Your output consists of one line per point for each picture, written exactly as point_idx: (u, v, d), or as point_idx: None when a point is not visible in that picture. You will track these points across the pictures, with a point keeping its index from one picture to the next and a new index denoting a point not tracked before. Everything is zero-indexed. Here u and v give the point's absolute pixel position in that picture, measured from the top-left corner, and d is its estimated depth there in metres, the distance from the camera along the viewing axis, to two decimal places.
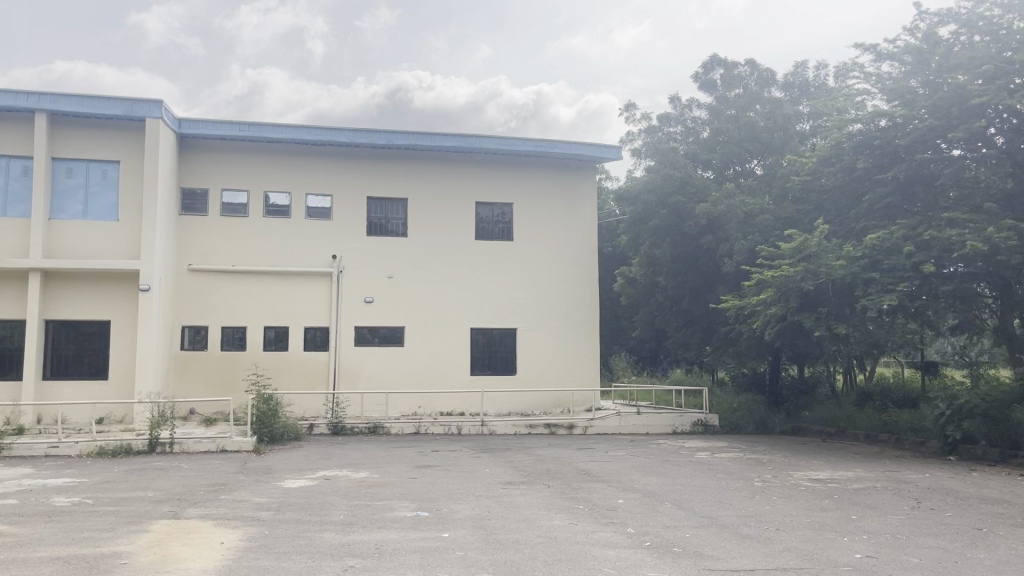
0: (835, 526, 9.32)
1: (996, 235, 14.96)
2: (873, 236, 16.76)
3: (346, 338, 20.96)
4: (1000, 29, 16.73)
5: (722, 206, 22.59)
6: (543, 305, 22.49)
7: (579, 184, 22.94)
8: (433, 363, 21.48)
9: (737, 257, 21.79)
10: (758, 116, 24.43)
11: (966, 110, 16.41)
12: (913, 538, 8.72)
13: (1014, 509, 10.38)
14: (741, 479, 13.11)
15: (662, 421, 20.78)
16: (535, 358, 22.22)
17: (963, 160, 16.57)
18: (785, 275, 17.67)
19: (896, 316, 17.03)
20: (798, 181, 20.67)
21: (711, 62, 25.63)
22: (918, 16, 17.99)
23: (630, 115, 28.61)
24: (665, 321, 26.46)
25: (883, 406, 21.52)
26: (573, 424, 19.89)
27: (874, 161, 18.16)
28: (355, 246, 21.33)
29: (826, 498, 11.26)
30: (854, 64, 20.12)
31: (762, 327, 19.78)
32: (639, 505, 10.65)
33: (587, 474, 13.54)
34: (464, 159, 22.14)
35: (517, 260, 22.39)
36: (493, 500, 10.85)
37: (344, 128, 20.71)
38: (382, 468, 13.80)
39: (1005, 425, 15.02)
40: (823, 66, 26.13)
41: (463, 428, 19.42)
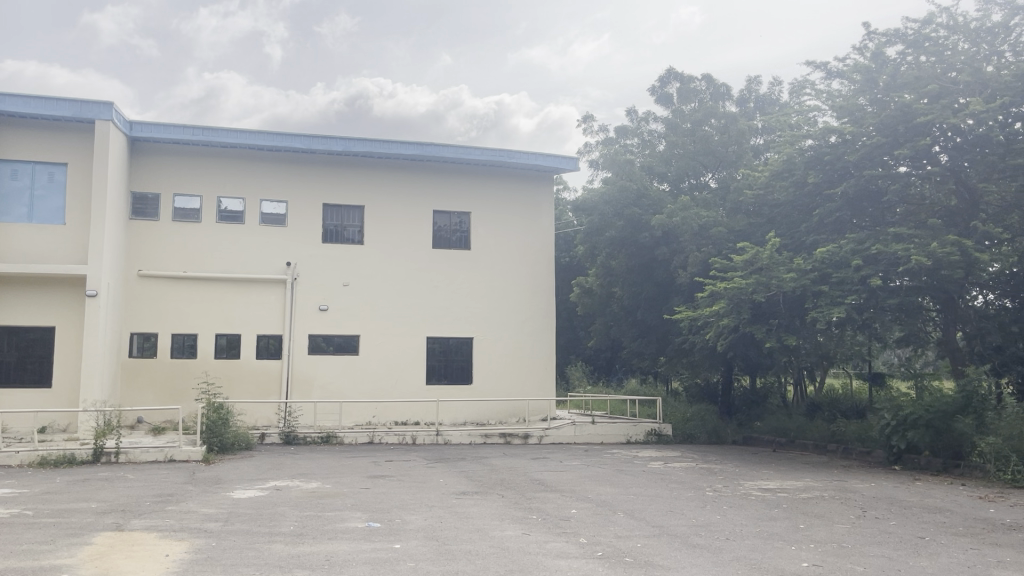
0: (783, 535, 9.46)
1: (939, 250, 15.38)
2: (823, 250, 17.16)
3: (299, 347, 20.71)
4: (946, 50, 17.26)
5: (677, 219, 22.85)
6: (499, 315, 22.49)
7: (537, 195, 23.04)
8: (389, 372, 21.35)
9: (691, 269, 22.05)
10: (714, 130, 24.83)
11: (911, 128, 16.87)
12: (858, 547, 8.89)
13: (956, 518, 10.65)
14: (693, 488, 13.24)
15: (616, 431, 20.92)
16: (490, 368, 22.20)
17: (909, 176, 17.05)
18: (738, 287, 17.90)
19: (844, 327, 17.38)
20: (751, 194, 21.03)
21: (668, 75, 26.02)
22: (867, 36, 18.47)
23: (588, 126, 28.87)
24: (619, 331, 26.59)
25: (832, 417, 21.94)
26: (528, 434, 19.91)
27: (824, 177, 18.57)
28: (309, 254, 21.10)
29: (774, 508, 11.42)
30: (806, 81, 20.54)
31: (715, 339, 20.04)
32: (591, 515, 10.70)
33: (541, 484, 13.54)
34: (421, 167, 22.08)
35: (474, 269, 22.38)
36: (446, 511, 10.80)
37: (300, 134, 20.55)
38: (334, 478, 13.66)
39: (948, 435, 15.42)
40: (776, 83, 26.66)
41: (417, 438, 19.31)
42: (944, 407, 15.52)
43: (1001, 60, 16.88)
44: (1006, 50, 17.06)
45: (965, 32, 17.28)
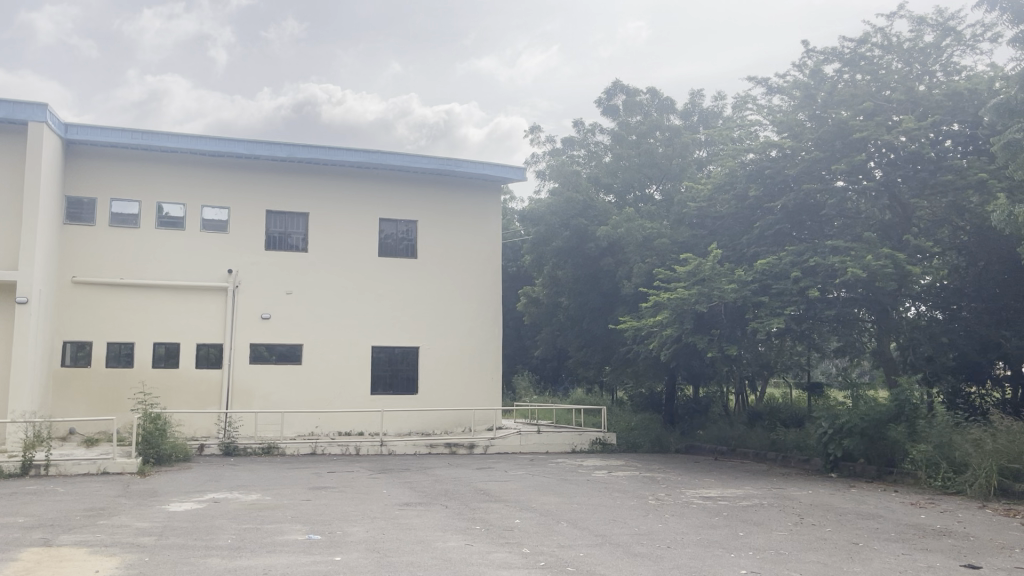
0: (722, 543, 9.60)
1: (874, 263, 15.84)
2: (763, 262, 17.53)
3: (241, 356, 20.34)
4: (880, 69, 17.79)
5: (623, 230, 23.09)
6: (445, 324, 22.41)
7: (483, 204, 23.05)
8: (332, 382, 21.09)
9: (635, 280, 22.25)
10: (658, 142, 25.19)
11: (848, 144, 17.41)
12: (795, 553, 9.06)
13: (889, 524, 10.93)
14: (636, 497, 13.33)
15: (561, 440, 21.00)
16: (436, 378, 22.09)
17: (845, 191, 17.51)
18: (681, 297, 18.11)
19: (784, 337, 17.78)
20: (694, 207, 21.35)
21: (614, 88, 26.32)
22: (806, 54, 18.95)
23: (535, 137, 29.08)
24: (565, 340, 26.67)
25: (772, 426, 22.38)
26: (473, 443, 19.85)
27: (764, 190, 18.97)
28: (252, 261, 20.75)
29: (715, 516, 11.57)
30: (749, 96, 20.96)
31: (659, 348, 20.27)
32: (535, 524, 10.70)
33: (485, 494, 13.49)
34: (367, 175, 21.91)
35: (420, 278, 22.26)
36: (388, 522, 10.69)
37: (243, 140, 20.20)
38: (274, 490, 13.41)
39: (882, 443, 15.86)
40: (719, 98, 27.14)
41: (361, 448, 19.10)
42: (878, 415, 15.96)
43: (932, 80, 17.57)
44: (937, 70, 17.71)
45: (899, 52, 17.86)
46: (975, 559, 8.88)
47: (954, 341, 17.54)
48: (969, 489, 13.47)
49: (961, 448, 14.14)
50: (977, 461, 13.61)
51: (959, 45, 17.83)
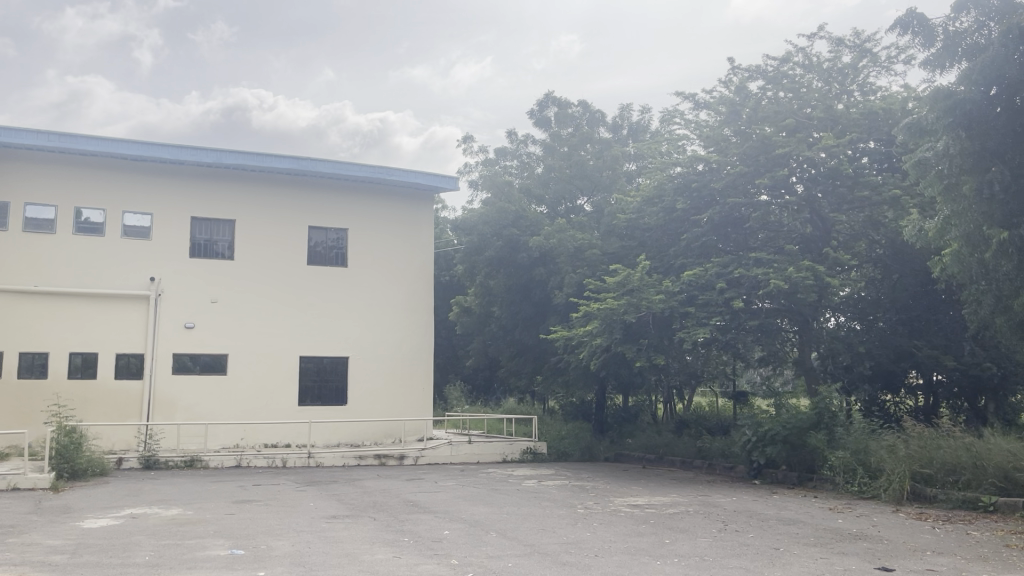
0: (649, 550, 9.73)
1: (794, 275, 16.35)
2: (690, 273, 17.89)
3: (163, 367, 19.75)
4: (802, 87, 18.37)
5: (554, 240, 23.24)
6: (377, 334, 22.21)
7: (416, 214, 22.94)
8: (258, 393, 20.66)
9: (566, 289, 22.40)
10: (589, 155, 25.54)
11: (771, 160, 17.93)
12: (718, 559, 9.23)
13: (809, 529, 11.24)
14: (565, 506, 13.43)
15: (491, 450, 21.01)
16: (366, 389, 21.84)
17: (768, 206, 18.03)
18: (611, 307, 18.34)
19: (710, 346, 18.16)
20: (623, 218, 21.66)
21: (546, 99, 26.62)
22: (732, 71, 19.44)
23: (468, 147, 29.14)
24: (497, 350, 26.69)
25: (698, 434, 22.84)
26: (404, 454, 19.68)
27: (691, 203, 19.37)
28: (175, 269, 20.19)
29: (642, 523, 11.73)
30: (676, 111, 21.42)
31: (589, 358, 20.45)
32: (464, 535, 10.68)
33: (414, 506, 13.38)
34: (297, 182, 21.58)
35: (350, 287, 22.01)
36: (314, 536, 10.50)
37: (168, 144, 19.68)
38: (196, 505, 13.04)
39: (803, 450, 16.36)
40: (647, 111, 27.67)
41: (288, 461, 18.74)
42: (798, 423, 16.42)
43: (851, 98, 18.32)
44: (854, 90, 18.52)
45: (819, 71, 18.53)
46: (889, 562, 9.19)
47: (871, 351, 18.19)
48: (884, 493, 13.96)
49: (876, 454, 14.66)
50: (891, 466, 14.11)
51: (875, 66, 18.63)
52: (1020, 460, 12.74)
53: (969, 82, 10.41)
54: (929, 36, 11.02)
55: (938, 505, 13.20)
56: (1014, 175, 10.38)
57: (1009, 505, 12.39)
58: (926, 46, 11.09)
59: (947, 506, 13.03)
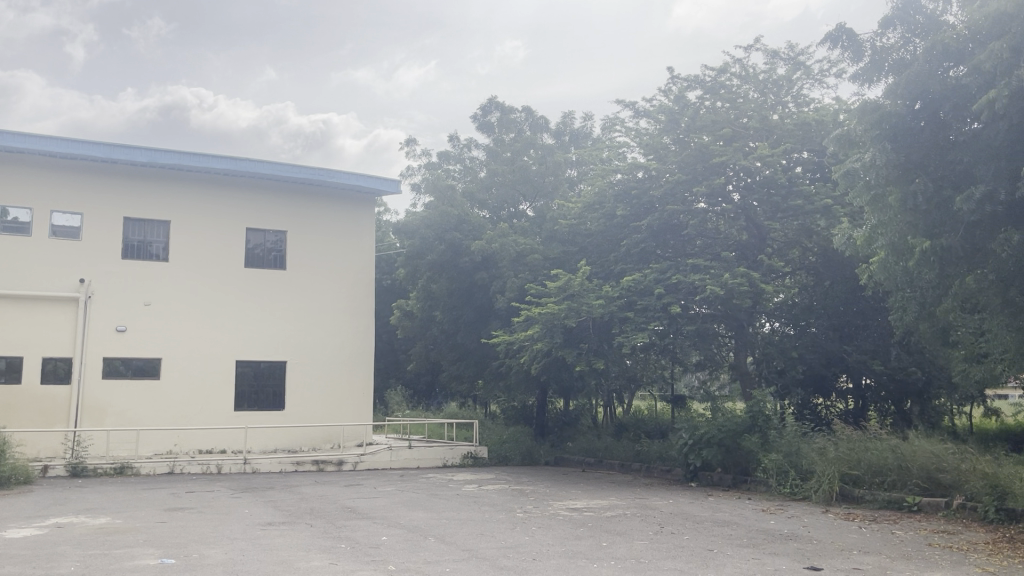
0: (586, 553, 9.81)
1: (730, 281, 16.72)
2: (629, 279, 18.11)
3: (92, 371, 19.17)
4: (738, 97, 18.78)
5: (496, 244, 23.25)
6: (316, 338, 21.94)
7: (357, 217, 22.75)
8: (193, 398, 20.21)
9: (508, 294, 22.44)
10: (532, 160, 25.69)
11: (709, 168, 18.27)
12: (653, 561, 9.37)
13: (742, 530, 11.48)
14: (504, 511, 13.45)
15: (431, 455, 20.92)
16: (305, 394, 21.57)
17: (706, 213, 18.39)
18: (552, 312, 18.44)
19: (649, 351, 18.40)
20: (565, 224, 21.84)
21: (489, 105, 26.67)
22: (671, 81, 19.77)
23: (410, 150, 29.02)
24: (438, 354, 26.59)
25: (637, 437, 23.17)
26: (342, 460, 19.45)
27: (631, 210, 19.66)
28: (107, 271, 19.63)
29: (580, 527, 11.82)
30: (617, 119, 21.65)
31: (530, 363, 20.53)
32: (402, 541, 10.62)
33: (352, 512, 13.23)
34: (234, 183, 21.19)
35: (288, 290, 21.69)
36: (249, 543, 10.33)
37: (100, 142, 19.13)
38: (126, 513, 12.69)
39: (737, 453, 16.69)
40: (589, 118, 27.93)
41: (223, 467, 18.35)
42: (733, 426, 16.77)
43: (785, 109, 18.82)
44: (789, 101, 19.01)
45: (755, 82, 18.98)
46: (817, 561, 9.42)
47: (803, 355, 18.66)
48: (814, 495, 14.31)
49: (808, 456, 15.05)
50: (821, 468, 14.50)
51: (808, 78, 19.14)
52: (942, 462, 13.24)
53: (894, 96, 10.74)
54: (857, 51, 11.38)
55: (865, 505, 13.61)
56: (937, 187, 10.62)
57: (932, 506, 12.81)
58: (854, 61, 11.44)
59: (873, 506, 13.45)
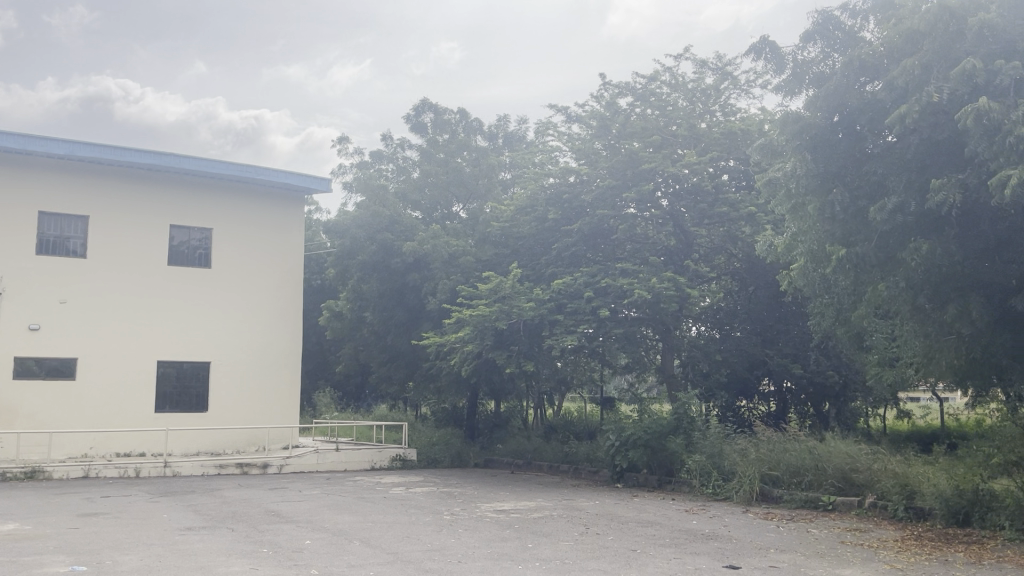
0: (512, 555, 9.86)
1: (658, 285, 17.05)
2: (559, 282, 18.26)
3: (3, 371, 18.39)
4: (668, 105, 19.11)
5: (428, 245, 23.17)
6: (242, 338, 21.49)
7: (286, 216, 22.39)
8: (111, 399, 19.56)
9: (439, 296, 22.32)
10: (465, 162, 25.73)
11: (638, 174, 18.59)
12: (578, 562, 9.47)
13: (665, 530, 11.68)
14: (432, 513, 13.39)
15: (359, 457, 20.72)
16: (229, 396, 21.13)
17: (635, 218, 18.69)
18: (482, 314, 18.47)
19: (579, 353, 18.59)
20: (498, 226, 21.85)
21: (422, 105, 26.53)
22: (603, 87, 20.00)
23: (343, 148, 28.69)
24: (368, 355, 26.30)
25: (566, 438, 23.50)
26: (267, 463, 19.09)
27: (563, 214, 19.85)
28: (20, 267, 18.84)
29: (507, 528, 11.86)
30: (550, 123, 21.83)
31: (460, 365, 20.51)
32: (326, 544, 10.49)
33: (276, 515, 13.00)
34: (158, 178, 20.61)
35: (213, 290, 21.18)
36: (167, 549, 10.05)
37: (13, 133, 18.35)
38: (35, 519, 12.19)
39: (662, 454, 16.99)
40: (524, 121, 28.04)
41: (142, 470, 17.81)
42: (659, 428, 17.10)
43: (713, 118, 19.26)
44: (717, 110, 19.44)
45: (684, 91, 19.35)
46: (736, 560, 9.62)
47: (727, 358, 19.11)
48: (735, 495, 14.66)
49: (729, 457, 15.40)
50: (742, 469, 14.87)
51: (735, 89, 19.62)
52: (856, 463, 13.75)
53: (814, 108, 11.10)
54: (780, 64, 11.75)
55: (783, 505, 13.99)
56: (852, 197, 10.94)
57: (846, 505, 13.24)
58: (777, 73, 11.79)
59: (791, 505, 13.84)
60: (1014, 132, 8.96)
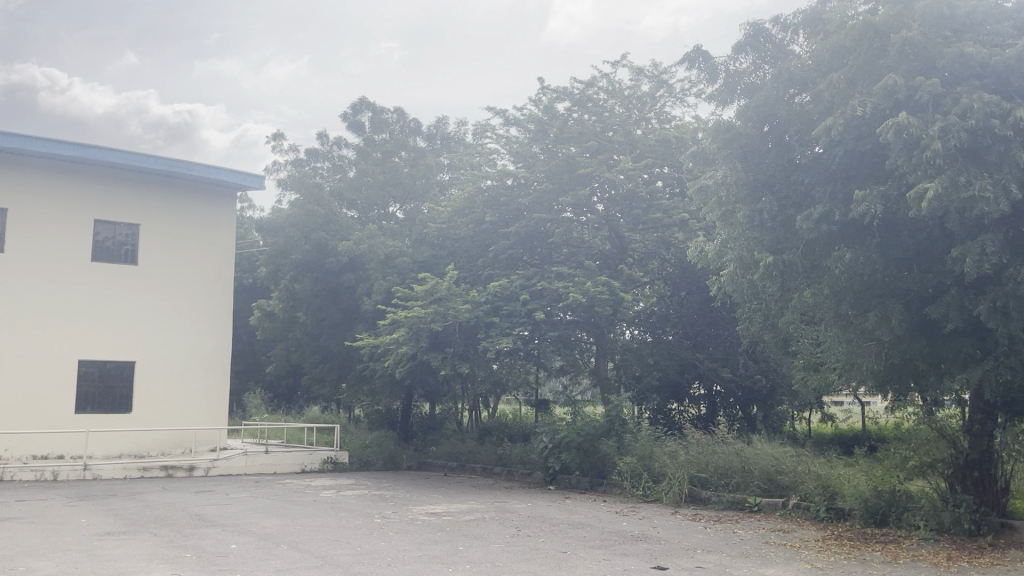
0: (442, 557, 9.81)
1: (592, 289, 17.27)
2: (495, 284, 18.27)
3: None
4: (604, 111, 19.33)
5: (364, 246, 22.96)
6: (169, 338, 20.94)
7: (217, 213, 21.90)
8: (28, 399, 18.80)
9: (374, 296, 22.06)
10: (403, 162, 25.54)
11: (574, 179, 18.83)
12: (509, 564, 9.48)
13: (595, 532, 11.78)
14: (363, 516, 13.24)
15: (289, 459, 20.41)
16: (154, 396, 20.56)
17: (571, 222, 18.90)
18: (417, 316, 18.35)
19: (514, 356, 18.68)
20: (434, 228, 21.69)
21: (360, 104, 26.26)
22: (541, 91, 20.11)
23: (277, 145, 28.21)
24: (300, 355, 25.85)
25: (500, 441, 23.53)
26: (194, 465, 18.62)
27: (500, 217, 19.84)
28: None
29: (438, 531, 11.81)
30: (488, 125, 21.85)
31: (394, 366, 20.33)
32: (253, 548, 10.28)
33: (201, 519, 12.67)
34: (84, 171, 19.91)
35: (139, 288, 20.57)
36: (84, 554, 9.71)
37: None
38: None
39: (595, 456, 17.18)
40: (462, 123, 28.02)
41: (60, 473, 17.17)
42: (591, 430, 17.25)
43: (648, 125, 19.54)
44: (652, 118, 19.74)
45: (621, 97, 19.61)
46: (664, 561, 9.78)
47: (659, 362, 19.43)
48: (665, 496, 14.90)
49: (660, 458, 15.66)
50: (672, 470, 15.14)
51: (671, 97, 19.95)
52: (781, 465, 14.09)
53: (745, 117, 11.38)
54: (712, 73, 11.99)
55: (711, 506, 14.27)
56: (780, 206, 11.21)
57: (771, 506, 13.57)
58: (710, 82, 12.03)
59: (719, 506, 14.12)
60: (932, 146, 9.33)
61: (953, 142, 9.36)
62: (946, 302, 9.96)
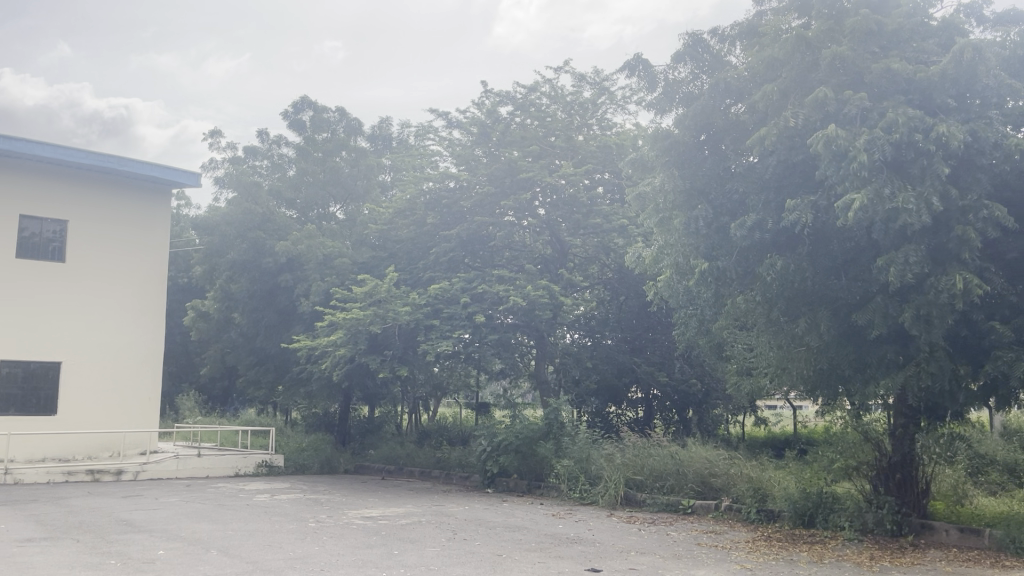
0: (376, 562, 9.72)
1: (532, 293, 17.36)
2: (436, 287, 18.09)
3: None
4: (546, 116, 19.45)
5: (302, 246, 22.68)
6: (98, 338, 20.33)
7: (150, 210, 21.36)
8: None
9: (312, 297, 21.76)
10: (344, 162, 25.29)
11: (517, 183, 18.93)
12: (444, 568, 9.45)
13: (531, 534, 11.81)
14: (296, 520, 13.04)
15: (222, 463, 20.00)
16: (81, 398, 19.91)
17: (513, 227, 18.95)
18: (356, 317, 18.16)
19: (454, 360, 18.63)
20: (375, 229, 21.49)
21: (301, 102, 25.86)
22: (484, 95, 20.12)
23: (215, 141, 27.63)
24: (235, 357, 25.35)
25: (439, 444, 23.44)
26: (122, 469, 18.08)
27: (442, 219, 19.77)
28: None
29: (372, 535, 11.70)
30: (431, 127, 21.78)
31: (331, 368, 20.07)
32: (181, 554, 10.01)
33: (127, 525, 12.31)
34: (9, 164, 19.15)
35: (66, 287, 19.91)
36: (2, 562, 9.32)
37: None
38: None
39: (533, 459, 17.26)
40: (405, 124, 27.85)
41: None
42: (529, 433, 17.28)
43: (590, 131, 19.71)
44: (594, 124, 19.92)
45: (563, 103, 19.75)
46: (598, 563, 9.87)
47: (598, 366, 19.61)
48: (601, 499, 15.03)
49: (596, 462, 15.79)
50: (609, 473, 15.29)
51: (612, 104, 20.15)
52: (714, 467, 14.32)
53: (682, 126, 11.59)
54: (652, 81, 12.16)
55: (645, 508, 14.43)
56: (715, 214, 11.41)
57: (704, 508, 13.80)
58: (649, 90, 12.20)
59: (653, 509, 14.30)
60: (858, 158, 9.62)
61: (880, 155, 9.66)
62: (871, 309, 10.26)
